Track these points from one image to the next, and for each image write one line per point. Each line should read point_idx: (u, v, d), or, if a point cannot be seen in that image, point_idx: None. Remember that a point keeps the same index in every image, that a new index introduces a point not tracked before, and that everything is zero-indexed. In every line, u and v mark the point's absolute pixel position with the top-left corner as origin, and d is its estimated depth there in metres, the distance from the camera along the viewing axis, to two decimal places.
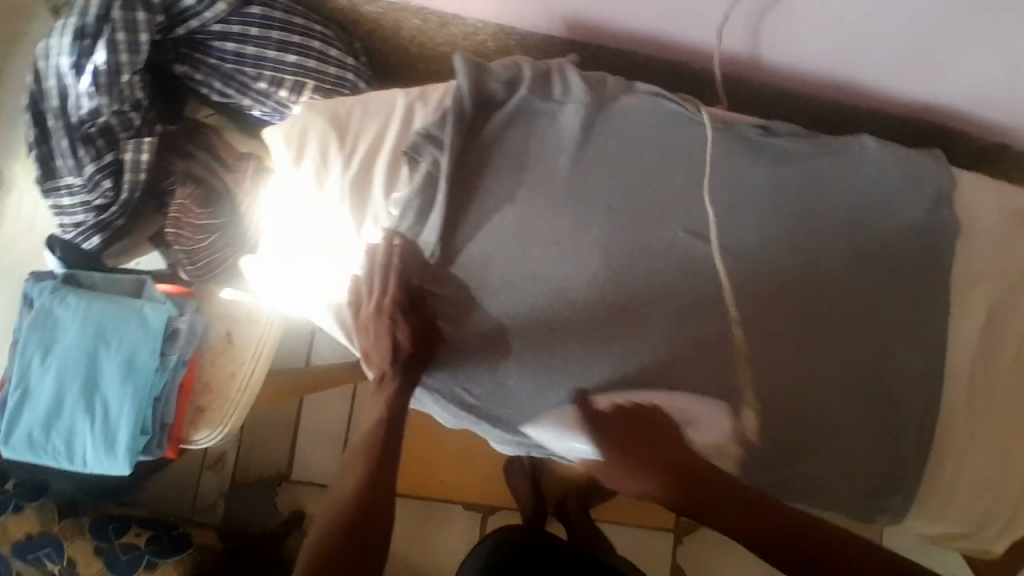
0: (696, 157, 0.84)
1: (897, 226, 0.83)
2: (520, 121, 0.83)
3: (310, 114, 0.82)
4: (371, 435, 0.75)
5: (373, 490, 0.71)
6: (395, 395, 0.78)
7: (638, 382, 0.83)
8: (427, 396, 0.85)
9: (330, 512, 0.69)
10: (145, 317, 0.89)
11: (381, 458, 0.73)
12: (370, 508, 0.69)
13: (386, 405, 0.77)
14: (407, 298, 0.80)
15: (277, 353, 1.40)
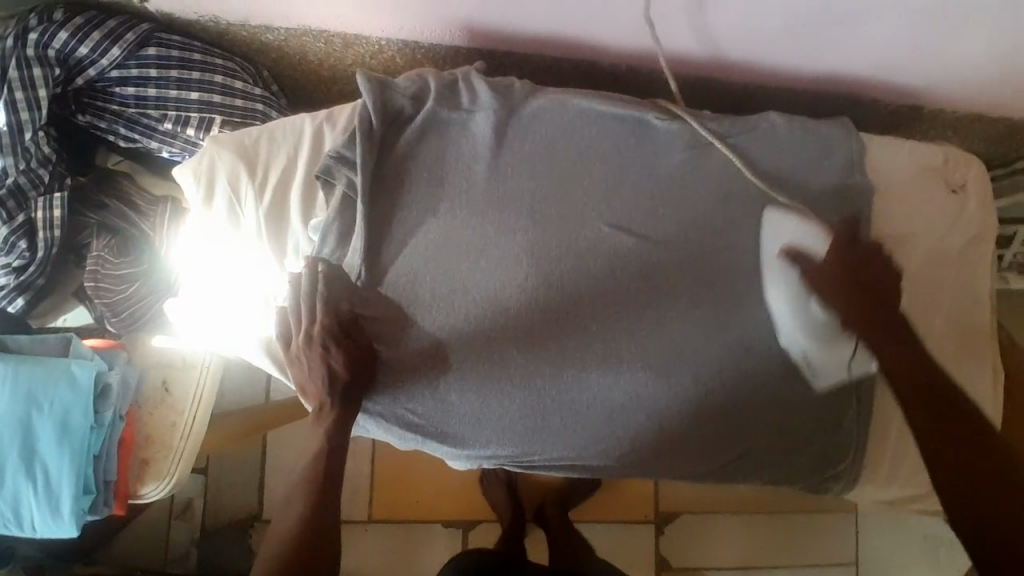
0: (613, 150, 0.84)
1: (819, 196, 0.84)
2: (431, 133, 0.82)
3: (217, 149, 0.80)
4: (312, 468, 0.74)
5: (315, 524, 0.70)
6: (334, 427, 0.75)
7: (583, 381, 0.82)
8: (372, 422, 0.83)
9: (275, 551, 0.68)
10: (74, 376, 0.86)
11: (324, 491, 0.72)
12: (314, 542, 0.68)
13: (326, 437, 0.75)
14: (342, 324, 0.76)
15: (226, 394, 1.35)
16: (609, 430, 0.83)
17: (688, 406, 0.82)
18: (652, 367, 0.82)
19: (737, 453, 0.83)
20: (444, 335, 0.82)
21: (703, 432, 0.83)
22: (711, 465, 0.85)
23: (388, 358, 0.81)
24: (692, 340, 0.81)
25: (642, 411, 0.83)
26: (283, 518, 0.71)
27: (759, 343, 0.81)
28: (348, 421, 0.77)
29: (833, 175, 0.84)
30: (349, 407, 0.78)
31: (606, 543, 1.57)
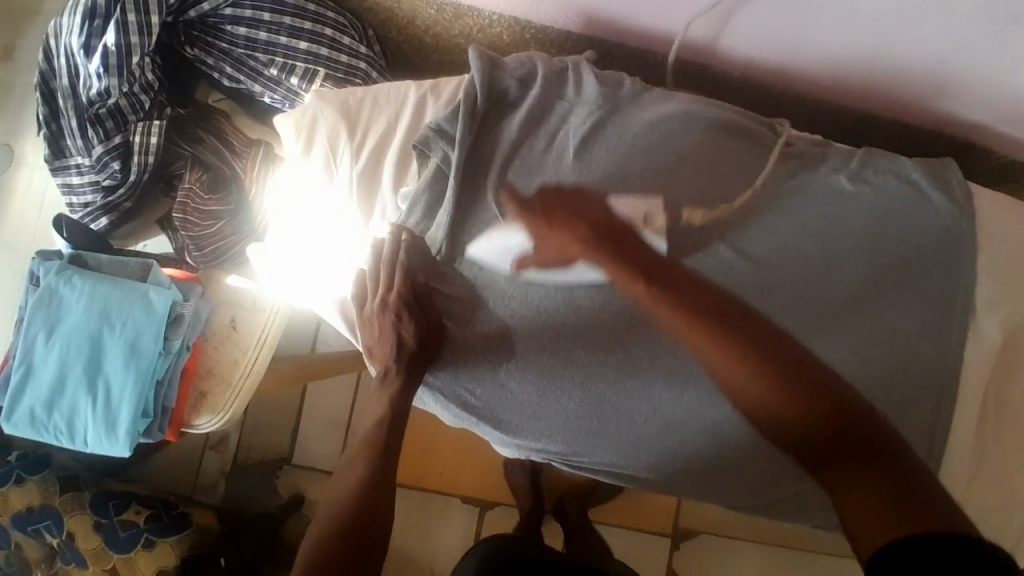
0: (712, 165, 0.82)
1: (915, 244, 0.82)
2: (533, 119, 0.81)
3: (321, 103, 0.81)
4: (374, 435, 0.75)
5: (370, 488, 0.70)
6: (399, 394, 0.77)
7: (645, 392, 0.81)
8: (430, 396, 0.84)
9: (329, 510, 0.68)
10: (149, 301, 0.89)
11: (381, 456, 0.73)
12: (369, 509, 0.68)
13: (388, 407, 0.77)
14: (417, 295, 0.78)
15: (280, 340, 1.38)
16: (661, 443, 0.83)
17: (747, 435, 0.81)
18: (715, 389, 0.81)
19: (788, 488, 0.83)
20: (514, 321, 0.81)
21: (758, 464, 0.82)
22: (758, 496, 0.84)
23: (455, 337, 0.82)
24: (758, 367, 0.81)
25: (697, 430, 0.82)
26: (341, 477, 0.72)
27: None
28: (409, 392, 0.78)
29: (937, 223, 0.82)
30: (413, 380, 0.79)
31: (619, 547, 1.57)
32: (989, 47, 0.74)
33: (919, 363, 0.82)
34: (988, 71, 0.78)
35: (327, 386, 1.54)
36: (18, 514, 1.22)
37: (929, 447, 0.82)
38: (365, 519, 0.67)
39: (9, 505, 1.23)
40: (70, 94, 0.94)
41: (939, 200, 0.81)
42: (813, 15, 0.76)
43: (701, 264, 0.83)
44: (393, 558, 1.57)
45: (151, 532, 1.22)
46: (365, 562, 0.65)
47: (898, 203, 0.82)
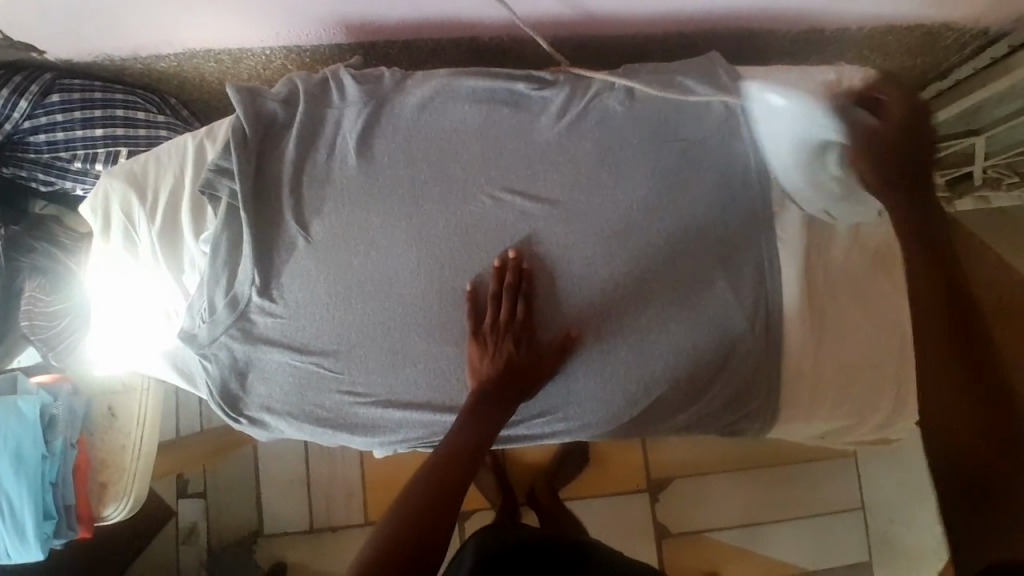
0: (486, 123, 0.84)
1: (695, 140, 0.84)
2: (306, 133, 0.85)
3: (109, 180, 0.85)
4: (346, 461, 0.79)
5: (387, 522, 0.72)
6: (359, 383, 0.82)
7: (556, 378, 0.83)
8: (279, 421, 0.86)
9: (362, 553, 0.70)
10: (19, 410, 0.89)
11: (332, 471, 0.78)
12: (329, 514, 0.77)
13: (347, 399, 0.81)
14: (511, 309, 0.81)
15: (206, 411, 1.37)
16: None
17: (591, 363, 0.83)
18: (553, 327, 0.82)
19: (651, 404, 0.84)
20: (545, 323, 0.82)
21: (616, 390, 0.83)
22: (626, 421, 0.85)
23: (290, 361, 0.83)
24: (586, 296, 0.82)
25: (568, 376, 0.83)
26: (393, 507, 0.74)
27: (658, 294, 0.81)
28: (477, 408, 0.80)
29: (713, 114, 0.85)
30: (489, 397, 0.80)
31: (599, 517, 1.57)
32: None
33: (737, 247, 0.82)
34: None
35: (279, 449, 1.53)
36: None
37: (773, 328, 0.81)
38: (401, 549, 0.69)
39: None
40: None
41: (707, 92, 0.85)
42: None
43: (504, 221, 0.83)
44: None
45: None
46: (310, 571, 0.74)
47: (670, 107, 0.85)
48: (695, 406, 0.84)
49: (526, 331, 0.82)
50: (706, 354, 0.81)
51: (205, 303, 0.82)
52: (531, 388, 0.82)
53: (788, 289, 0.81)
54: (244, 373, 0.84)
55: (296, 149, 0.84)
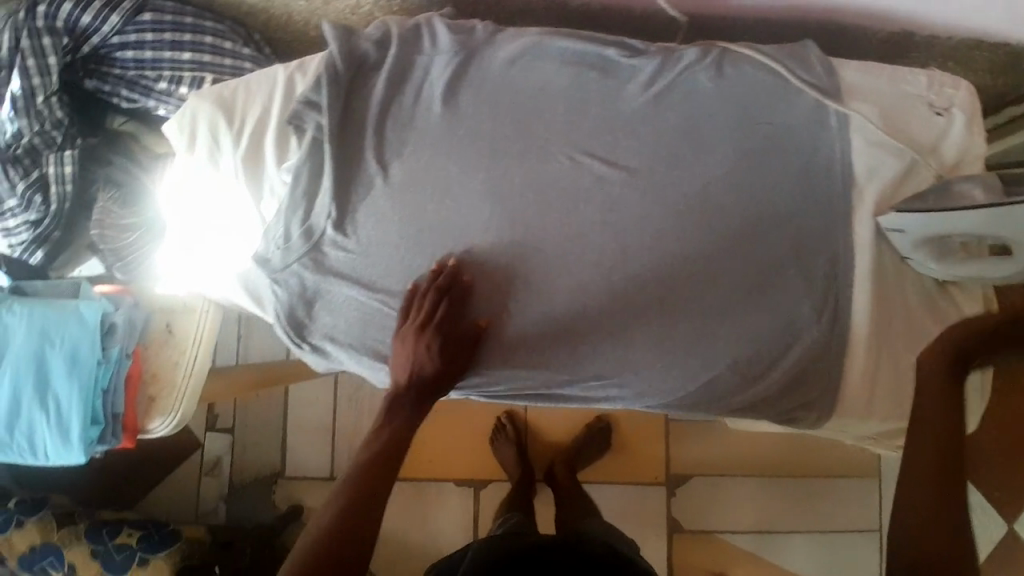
0: (573, 84, 0.84)
1: (783, 127, 0.84)
2: (395, 76, 0.85)
3: (197, 100, 0.86)
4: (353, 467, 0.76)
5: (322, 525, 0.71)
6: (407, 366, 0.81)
7: (468, 374, 0.86)
8: (343, 353, 0.86)
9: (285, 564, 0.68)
10: (81, 315, 0.93)
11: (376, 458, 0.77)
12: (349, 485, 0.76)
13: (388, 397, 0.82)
14: (438, 308, 0.81)
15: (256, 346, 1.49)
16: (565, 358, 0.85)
17: (654, 335, 0.82)
18: (465, 325, 0.83)
19: (709, 383, 0.83)
20: (467, 321, 0.83)
21: (677, 363, 0.83)
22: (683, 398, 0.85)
23: (358, 297, 0.84)
24: (656, 265, 0.82)
25: (627, 345, 0.83)
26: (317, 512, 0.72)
27: (728, 274, 0.81)
28: (399, 405, 0.81)
29: (802, 102, 0.85)
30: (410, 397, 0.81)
31: (614, 504, 1.58)
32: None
33: (811, 237, 0.82)
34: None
35: (309, 394, 1.55)
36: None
37: (839, 322, 0.81)
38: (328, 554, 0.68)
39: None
40: None
41: (801, 80, 0.85)
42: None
43: (579, 183, 0.83)
44: (395, 552, 1.58)
45: (144, 550, 1.24)
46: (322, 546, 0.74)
47: (761, 90, 0.84)
48: (753, 391, 0.83)
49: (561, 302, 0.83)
50: (770, 338, 0.81)
51: (281, 231, 0.84)
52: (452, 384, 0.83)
53: (858, 285, 0.81)
54: (311, 302, 0.85)
55: (385, 91, 0.85)
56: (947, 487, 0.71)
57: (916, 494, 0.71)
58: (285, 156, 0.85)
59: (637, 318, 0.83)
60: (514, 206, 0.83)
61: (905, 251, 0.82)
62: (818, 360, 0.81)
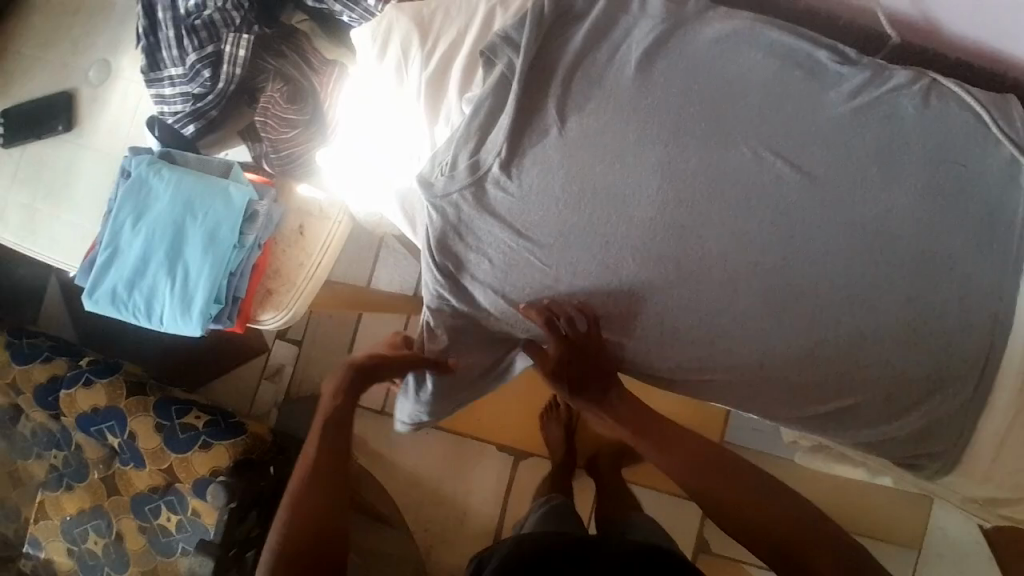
0: (774, 78, 0.82)
1: (973, 172, 0.81)
2: (595, 31, 0.84)
3: (396, 13, 0.86)
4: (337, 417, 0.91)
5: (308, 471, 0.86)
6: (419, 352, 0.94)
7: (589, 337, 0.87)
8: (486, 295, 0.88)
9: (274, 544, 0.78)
10: (230, 196, 0.94)
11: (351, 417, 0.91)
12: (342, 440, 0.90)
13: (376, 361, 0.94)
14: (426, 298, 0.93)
15: (345, 268, 1.52)
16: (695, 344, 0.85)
17: (792, 347, 0.81)
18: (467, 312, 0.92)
19: (828, 405, 0.84)
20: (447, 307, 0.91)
21: (804, 378, 0.82)
22: (599, 378, 0.92)
23: (508, 240, 0.84)
24: (815, 279, 0.80)
25: (764, 350, 0.82)
26: (287, 503, 0.81)
27: (883, 304, 0.79)
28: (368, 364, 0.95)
29: (999, 153, 0.82)
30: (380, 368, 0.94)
31: (652, 506, 1.57)
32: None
33: (975, 289, 0.80)
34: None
35: (380, 326, 1.55)
36: (42, 385, 1.36)
37: (979, 378, 0.80)
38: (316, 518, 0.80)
39: (36, 418, 1.37)
40: (170, 7, 0.99)
41: (1002, 132, 0.82)
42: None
43: (755, 179, 0.81)
44: (423, 498, 1.60)
45: (208, 434, 1.26)
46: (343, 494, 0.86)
47: (962, 130, 0.82)
48: (869, 424, 0.84)
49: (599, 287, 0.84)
50: (905, 377, 0.80)
51: (448, 159, 0.85)
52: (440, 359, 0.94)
53: (1012, 348, 0.79)
54: (461, 234, 0.86)
55: (583, 42, 0.84)
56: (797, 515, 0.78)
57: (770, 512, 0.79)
58: (471, 86, 0.85)
59: (779, 327, 0.81)
60: (684, 188, 0.81)
61: None
62: (942, 409, 0.81)
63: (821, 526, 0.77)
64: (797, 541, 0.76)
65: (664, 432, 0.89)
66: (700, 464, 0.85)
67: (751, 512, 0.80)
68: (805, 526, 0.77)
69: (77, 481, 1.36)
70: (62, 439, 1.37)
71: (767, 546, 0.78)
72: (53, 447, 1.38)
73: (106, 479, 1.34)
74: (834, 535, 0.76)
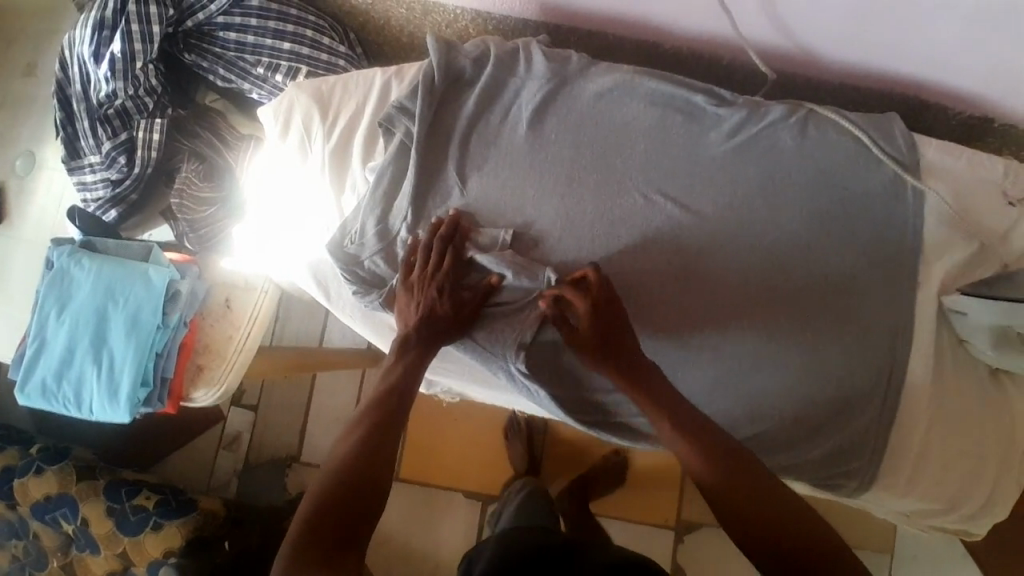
0: (657, 125, 0.86)
1: (857, 195, 0.85)
2: (486, 93, 0.88)
3: (297, 90, 0.90)
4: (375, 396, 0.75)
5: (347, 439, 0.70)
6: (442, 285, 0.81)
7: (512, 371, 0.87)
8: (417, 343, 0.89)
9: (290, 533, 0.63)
10: (150, 280, 0.96)
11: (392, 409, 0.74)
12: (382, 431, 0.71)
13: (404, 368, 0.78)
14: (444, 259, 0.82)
15: (294, 330, 1.54)
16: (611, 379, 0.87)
17: (701, 376, 0.85)
18: (480, 273, 0.86)
19: (748, 434, 0.85)
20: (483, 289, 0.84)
21: (718, 407, 0.85)
22: (615, 354, 0.76)
23: None
24: (714, 311, 0.84)
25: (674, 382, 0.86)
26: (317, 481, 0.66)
27: (782, 330, 0.83)
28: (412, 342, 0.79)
29: (881, 174, 0.85)
30: (423, 338, 0.80)
31: (623, 539, 1.54)
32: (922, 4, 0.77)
33: (871, 307, 0.82)
34: (930, 27, 0.81)
35: (334, 383, 1.55)
36: None
37: (886, 395, 0.82)
38: (336, 507, 0.64)
39: None
40: (83, 98, 1.03)
41: (883, 152, 0.85)
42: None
43: (650, 222, 0.85)
44: (393, 553, 1.58)
45: (159, 515, 1.25)
46: (357, 504, 0.65)
47: (844, 156, 0.85)
48: (788, 449, 0.85)
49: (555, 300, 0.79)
50: (813, 398, 0.82)
51: (357, 228, 0.86)
52: (453, 330, 0.83)
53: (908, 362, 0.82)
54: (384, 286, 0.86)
55: (476, 105, 0.87)
56: (818, 521, 0.64)
57: (796, 514, 0.65)
58: (375, 154, 0.88)
59: (685, 359, 0.85)
60: (582, 236, 0.85)
61: (963, 332, 0.82)
62: (854, 429, 0.83)
63: (821, 538, 0.63)
64: (792, 542, 0.63)
65: (680, 406, 0.73)
66: (709, 441, 0.70)
67: (750, 507, 0.66)
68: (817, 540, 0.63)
69: (37, 570, 1.33)
70: (21, 529, 1.33)
71: (757, 548, 0.65)
72: (12, 538, 1.34)
73: (63, 569, 1.31)
74: (833, 554, 0.62)
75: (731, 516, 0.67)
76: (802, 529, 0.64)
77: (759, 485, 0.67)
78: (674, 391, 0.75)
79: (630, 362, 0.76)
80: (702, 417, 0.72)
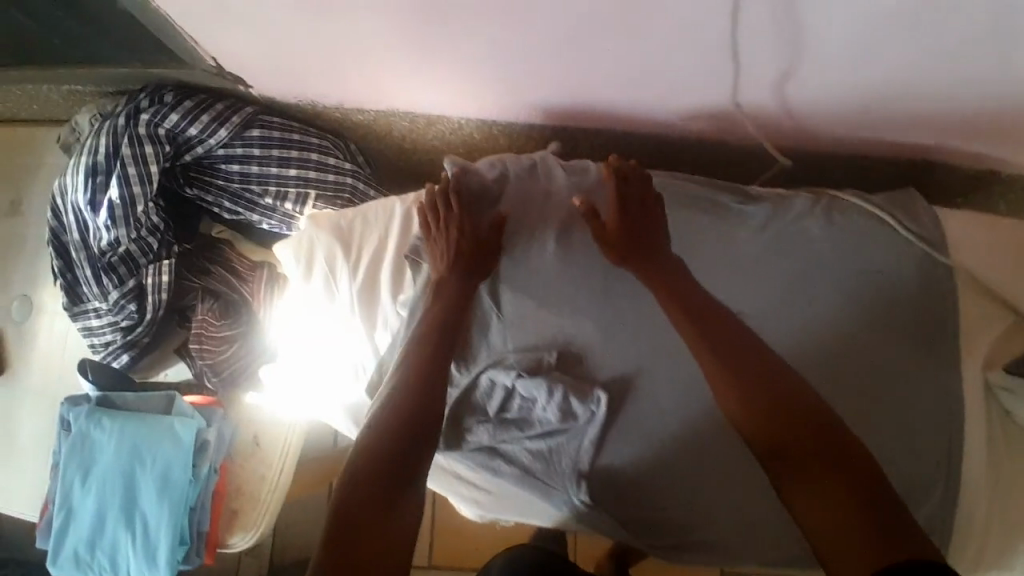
0: (683, 228, 0.86)
1: (890, 280, 0.85)
2: (510, 212, 0.86)
3: (316, 228, 0.88)
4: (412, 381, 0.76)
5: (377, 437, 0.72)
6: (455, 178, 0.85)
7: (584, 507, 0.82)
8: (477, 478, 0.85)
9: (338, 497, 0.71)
10: (176, 434, 0.93)
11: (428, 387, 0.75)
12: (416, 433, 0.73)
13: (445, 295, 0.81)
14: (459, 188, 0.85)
15: None
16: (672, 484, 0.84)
17: None
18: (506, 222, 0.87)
19: None
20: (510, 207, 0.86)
21: None
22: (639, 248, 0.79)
23: (483, 434, 0.83)
24: None
25: None
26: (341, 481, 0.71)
27: None
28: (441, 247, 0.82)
29: (912, 255, 0.86)
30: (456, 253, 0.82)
31: None
32: (937, 90, 0.79)
33: (917, 391, 0.83)
34: (944, 110, 0.82)
35: None
36: None
37: (945, 476, 0.82)
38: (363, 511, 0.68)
39: None
40: (82, 246, 0.98)
41: (909, 233, 0.86)
42: (774, 80, 0.80)
43: None
44: None
45: None
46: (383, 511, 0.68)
47: (872, 242, 0.86)
48: None
49: (586, 207, 0.81)
50: None
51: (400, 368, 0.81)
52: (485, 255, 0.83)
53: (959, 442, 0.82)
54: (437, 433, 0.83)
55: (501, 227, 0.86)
56: (864, 465, 0.66)
57: (847, 462, 0.66)
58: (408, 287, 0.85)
59: None
60: (628, 352, 0.83)
61: (1010, 406, 0.83)
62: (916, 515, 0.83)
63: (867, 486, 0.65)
64: (842, 488, 0.65)
65: (742, 352, 0.73)
66: (767, 386, 0.71)
67: (797, 473, 0.67)
68: (859, 519, 0.63)
69: None
70: None
71: (805, 490, 0.67)
72: None
73: None
74: (881, 500, 0.64)
75: (782, 463, 0.68)
76: (850, 476, 0.65)
77: (813, 449, 0.67)
78: (732, 323, 0.75)
79: (653, 245, 0.79)
80: (761, 359, 0.73)
